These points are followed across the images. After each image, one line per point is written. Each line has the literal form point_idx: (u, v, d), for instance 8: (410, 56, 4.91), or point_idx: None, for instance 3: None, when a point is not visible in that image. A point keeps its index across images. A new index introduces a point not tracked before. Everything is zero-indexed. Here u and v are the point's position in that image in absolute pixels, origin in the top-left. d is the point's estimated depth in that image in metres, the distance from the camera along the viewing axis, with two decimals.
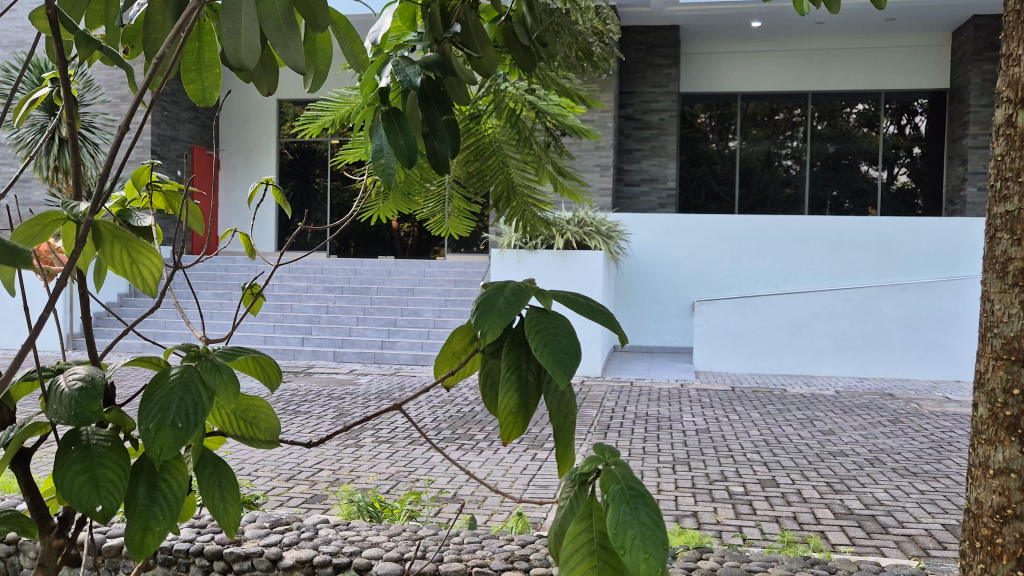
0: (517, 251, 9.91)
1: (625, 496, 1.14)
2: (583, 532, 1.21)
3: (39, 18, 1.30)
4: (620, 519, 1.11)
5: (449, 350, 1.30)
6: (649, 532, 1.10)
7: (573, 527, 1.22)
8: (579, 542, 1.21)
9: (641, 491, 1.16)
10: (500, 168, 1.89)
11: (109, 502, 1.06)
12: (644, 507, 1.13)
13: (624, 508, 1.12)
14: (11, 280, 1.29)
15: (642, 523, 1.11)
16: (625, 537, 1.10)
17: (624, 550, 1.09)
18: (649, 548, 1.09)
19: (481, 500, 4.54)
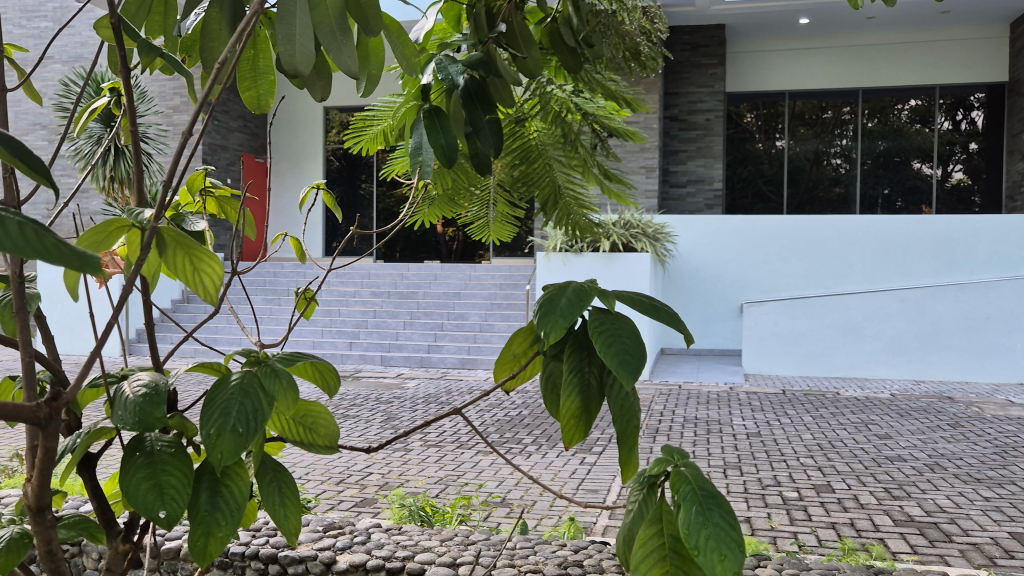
0: (563, 253, 9.88)
1: (697, 496, 1.10)
2: (654, 536, 1.18)
3: (102, 28, 1.32)
4: (692, 520, 1.07)
5: (508, 352, 1.27)
6: (724, 533, 1.07)
7: (643, 531, 1.18)
8: (650, 547, 1.18)
9: (712, 491, 1.11)
10: (546, 170, 1.86)
11: (173, 508, 1.05)
12: (718, 508, 1.09)
13: (696, 509, 1.08)
14: (76, 285, 1.30)
15: (716, 524, 1.07)
16: (699, 538, 1.07)
17: (699, 550, 1.06)
18: (726, 551, 1.06)
19: (530, 505, 4.53)
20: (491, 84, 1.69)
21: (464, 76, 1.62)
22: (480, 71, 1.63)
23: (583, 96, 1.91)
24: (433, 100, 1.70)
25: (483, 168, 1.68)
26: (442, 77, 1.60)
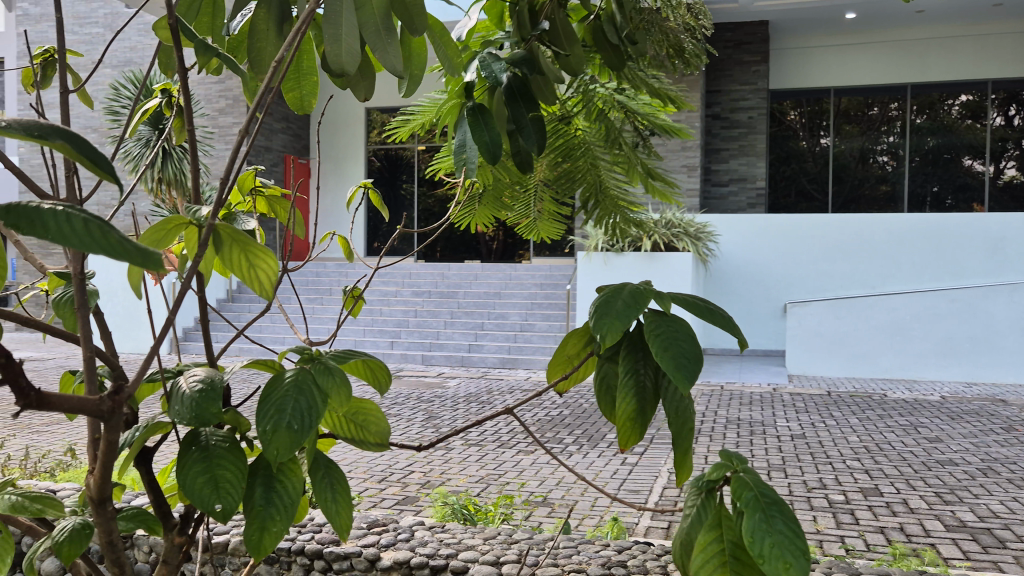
0: (604, 252, 9.84)
1: (759, 503, 1.08)
2: (713, 541, 1.14)
3: (158, 29, 1.34)
4: (756, 527, 1.05)
5: (562, 354, 1.26)
6: (788, 541, 1.05)
7: (702, 536, 1.14)
8: (710, 552, 1.14)
9: (775, 498, 1.09)
10: (589, 169, 1.86)
11: (229, 501, 1.06)
12: (781, 515, 1.06)
13: (759, 516, 1.06)
14: (138, 280, 1.33)
15: (779, 532, 1.05)
16: (763, 546, 1.04)
17: (763, 558, 1.04)
18: (790, 559, 1.03)
19: (573, 505, 4.52)
20: (533, 82, 1.68)
21: (507, 74, 1.62)
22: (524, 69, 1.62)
23: (626, 94, 1.89)
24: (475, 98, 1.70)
25: (526, 166, 1.67)
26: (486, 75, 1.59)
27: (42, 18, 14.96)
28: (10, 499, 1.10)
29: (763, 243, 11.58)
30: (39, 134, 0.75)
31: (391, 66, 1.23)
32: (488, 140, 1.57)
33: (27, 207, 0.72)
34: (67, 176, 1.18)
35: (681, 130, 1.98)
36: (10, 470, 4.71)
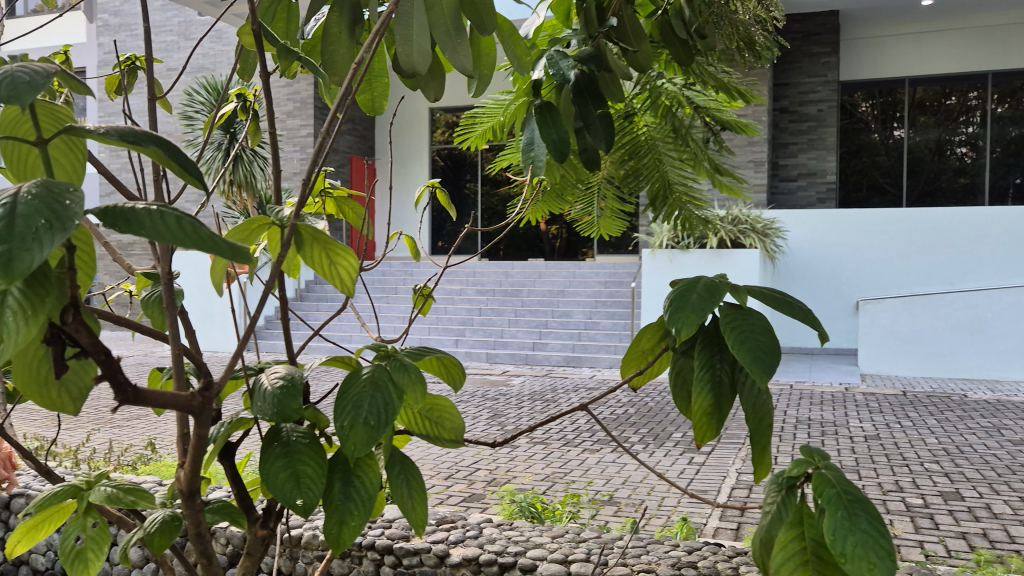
0: (670, 250, 9.72)
1: (842, 501, 1.03)
2: (794, 539, 1.12)
3: (244, 35, 1.37)
4: (838, 526, 1.01)
5: (636, 349, 1.24)
6: (874, 541, 1.01)
7: (782, 534, 1.12)
8: (791, 551, 1.11)
9: (859, 495, 1.04)
10: (656, 166, 1.83)
11: (309, 496, 1.08)
12: (865, 513, 1.02)
13: (842, 514, 1.02)
14: (220, 279, 1.37)
15: (863, 531, 1.01)
16: (846, 545, 1.01)
17: (846, 557, 1.00)
18: (875, 559, 0.99)
19: (639, 504, 4.50)
20: (601, 79, 1.66)
21: (574, 71, 1.61)
22: (591, 66, 1.62)
23: (694, 89, 1.87)
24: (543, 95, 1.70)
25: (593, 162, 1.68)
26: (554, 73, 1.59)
27: (121, 28, 15.50)
28: (105, 490, 1.10)
29: (834, 239, 11.27)
30: (135, 138, 0.78)
31: (461, 66, 1.24)
32: (555, 138, 1.57)
33: (125, 208, 0.75)
34: (155, 180, 1.22)
35: (747, 124, 1.95)
36: (96, 461, 4.91)
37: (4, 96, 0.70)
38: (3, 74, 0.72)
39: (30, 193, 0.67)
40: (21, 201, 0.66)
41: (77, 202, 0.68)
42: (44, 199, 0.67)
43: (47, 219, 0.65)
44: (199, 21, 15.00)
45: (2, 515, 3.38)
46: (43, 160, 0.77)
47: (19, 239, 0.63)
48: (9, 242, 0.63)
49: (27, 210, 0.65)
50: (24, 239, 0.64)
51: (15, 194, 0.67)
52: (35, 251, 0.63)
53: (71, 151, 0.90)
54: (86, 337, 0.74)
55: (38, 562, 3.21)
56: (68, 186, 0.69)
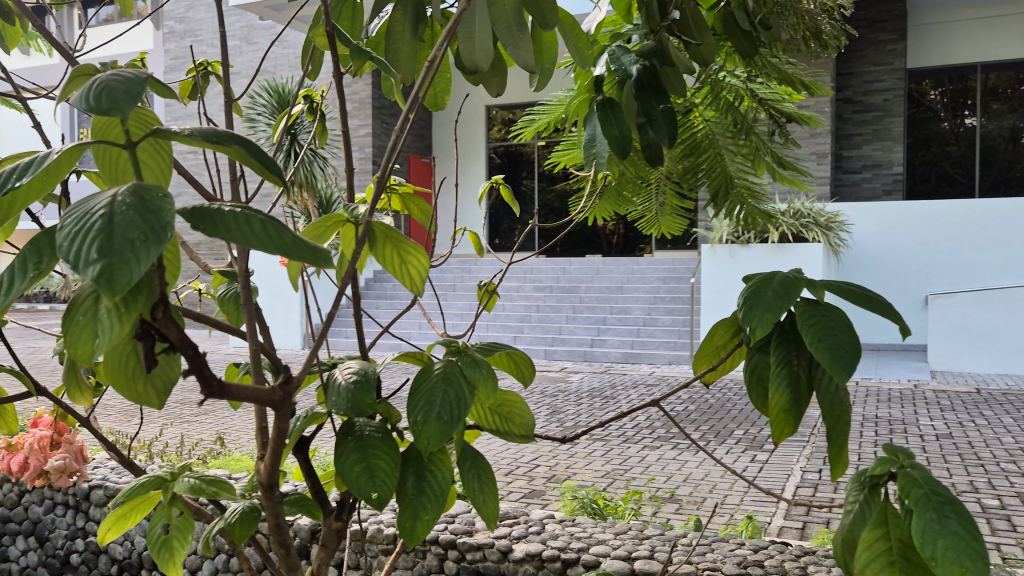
0: (730, 245, 9.60)
1: (931, 502, 0.98)
2: (879, 539, 1.05)
3: (318, 33, 1.38)
4: (926, 528, 0.96)
5: (710, 344, 1.22)
6: (966, 544, 0.96)
7: (867, 534, 1.05)
8: (875, 551, 1.05)
9: (949, 497, 0.99)
10: (718, 161, 1.80)
11: (383, 490, 1.09)
12: (956, 516, 0.97)
13: (931, 516, 0.97)
14: (296, 277, 1.41)
15: (954, 533, 0.96)
16: (935, 548, 0.96)
17: (936, 560, 0.95)
18: (967, 563, 0.95)
19: (701, 502, 4.47)
20: (664, 74, 1.64)
21: (637, 66, 1.58)
22: (655, 62, 1.59)
23: (758, 82, 1.85)
24: (605, 91, 1.68)
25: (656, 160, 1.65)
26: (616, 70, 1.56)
27: (185, 34, 15.94)
28: (188, 481, 1.13)
29: (900, 232, 10.96)
30: (219, 139, 0.81)
31: (523, 60, 1.26)
32: (619, 137, 1.55)
33: (210, 209, 0.77)
34: (233, 180, 1.25)
35: (810, 117, 1.91)
36: (169, 456, 5.07)
37: (98, 107, 0.72)
38: (95, 84, 0.74)
39: (126, 201, 0.69)
40: (117, 211, 0.68)
41: (168, 209, 0.70)
42: (139, 208, 0.69)
43: (142, 228, 0.67)
44: (260, 25, 15.32)
45: (82, 505, 3.52)
46: (132, 163, 0.80)
47: (119, 250, 0.66)
48: (108, 253, 0.66)
49: (123, 219, 0.68)
50: (122, 251, 0.66)
51: (111, 201, 0.70)
52: (134, 263, 0.65)
53: (155, 152, 0.93)
54: (175, 334, 0.77)
55: (117, 552, 3.35)
56: (159, 193, 0.71)
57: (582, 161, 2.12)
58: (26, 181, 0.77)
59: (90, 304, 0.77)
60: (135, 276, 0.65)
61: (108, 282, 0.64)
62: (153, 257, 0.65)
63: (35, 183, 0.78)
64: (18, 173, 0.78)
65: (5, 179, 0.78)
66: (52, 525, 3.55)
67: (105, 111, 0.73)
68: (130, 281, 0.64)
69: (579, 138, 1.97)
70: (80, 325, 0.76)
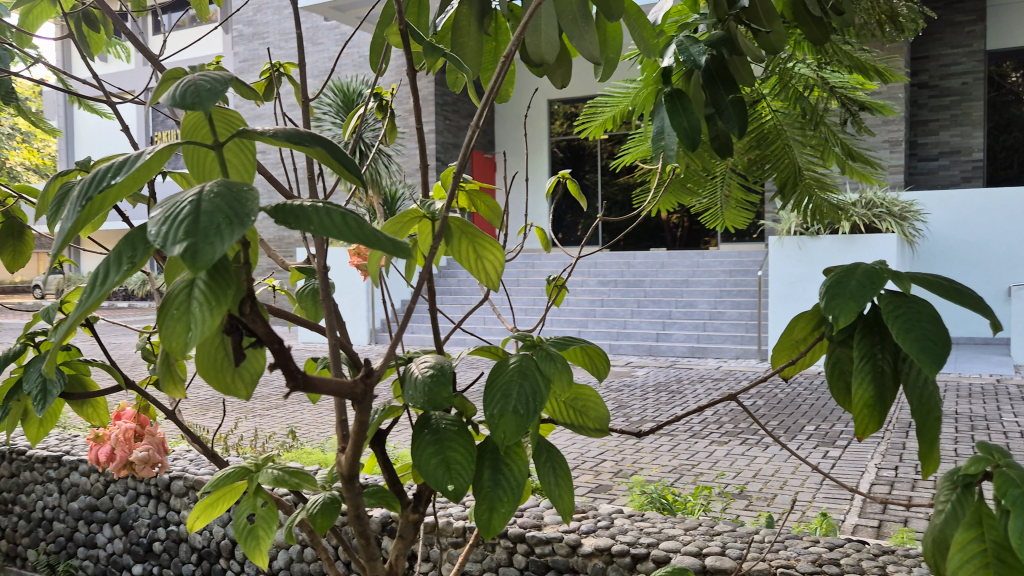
0: (799, 237, 9.37)
1: None
2: (973, 541, 1.01)
3: (392, 34, 1.38)
4: None
5: (789, 338, 1.20)
6: None
7: (959, 534, 1.02)
8: (969, 552, 1.01)
9: None
10: (786, 153, 1.76)
11: (460, 483, 1.10)
12: None
13: None
14: (378, 272, 1.45)
15: None
16: None
17: None
18: None
19: (771, 498, 4.38)
20: (732, 63, 1.60)
21: (706, 56, 1.53)
22: (723, 50, 1.53)
23: (829, 71, 1.80)
24: (673, 82, 1.64)
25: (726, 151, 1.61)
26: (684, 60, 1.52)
27: (254, 37, 16.33)
28: (272, 472, 1.17)
29: (980, 220, 10.55)
30: (300, 139, 0.82)
31: (587, 52, 1.29)
32: (688, 127, 1.51)
33: (293, 206, 0.79)
34: (310, 179, 1.29)
35: (884, 106, 1.86)
36: (244, 448, 5.23)
37: (186, 105, 0.75)
38: (184, 84, 0.77)
39: (212, 192, 0.72)
40: (202, 202, 0.70)
41: (252, 199, 0.72)
42: (226, 197, 0.71)
43: (225, 213, 0.69)
44: (325, 25, 15.58)
45: (163, 496, 3.64)
46: (219, 163, 0.82)
47: (204, 231, 0.68)
48: (193, 232, 0.68)
49: (209, 206, 0.70)
50: (208, 235, 0.68)
51: (199, 193, 0.72)
52: (215, 242, 0.67)
53: (241, 153, 0.96)
54: (261, 328, 0.79)
55: (196, 540, 3.47)
56: (244, 185, 0.74)
57: (647, 155, 2.10)
58: (120, 182, 0.80)
59: (181, 298, 0.78)
60: (215, 254, 0.67)
61: (192, 260, 0.66)
62: (234, 237, 0.67)
63: (127, 181, 0.81)
64: (114, 173, 0.81)
65: (101, 178, 0.81)
66: (136, 513, 3.69)
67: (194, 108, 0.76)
68: (210, 259, 0.66)
69: (645, 130, 1.95)
70: (174, 319, 0.77)
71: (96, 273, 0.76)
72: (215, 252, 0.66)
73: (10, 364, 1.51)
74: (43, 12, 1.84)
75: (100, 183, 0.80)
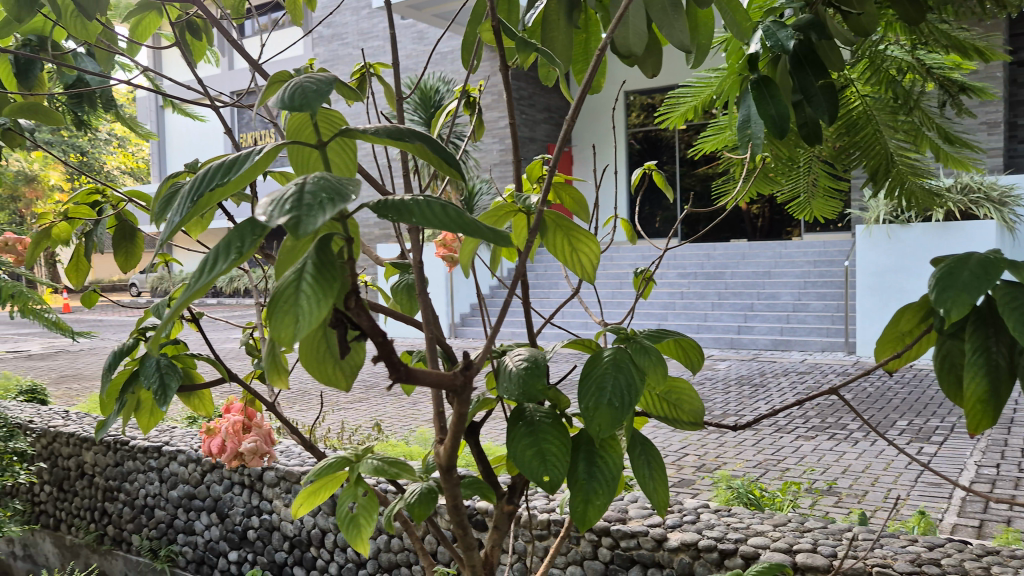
0: (888, 225, 9.03)
1: None
2: None
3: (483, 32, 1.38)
4: None
5: (895, 329, 1.16)
6: None
7: None
8: None
9: None
10: (878, 140, 1.69)
11: (555, 474, 1.11)
12: None
13: None
14: (470, 264, 1.48)
15: None
16: None
17: None
18: None
19: (862, 495, 4.26)
20: (821, 48, 1.54)
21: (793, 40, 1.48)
22: (811, 34, 1.48)
23: (926, 51, 1.70)
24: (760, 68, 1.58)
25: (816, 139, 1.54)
26: (771, 45, 1.45)
27: (334, 37, 16.67)
28: (372, 462, 1.20)
29: None
30: (400, 135, 0.84)
31: (677, 40, 1.27)
32: (775, 114, 1.45)
33: (393, 199, 0.80)
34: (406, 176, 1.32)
35: (983, 88, 1.76)
36: (331, 440, 5.37)
37: (294, 102, 0.77)
38: (291, 86, 0.80)
39: (317, 181, 0.74)
40: (308, 189, 0.73)
41: (355, 187, 0.74)
42: (332, 187, 0.74)
43: (331, 197, 0.72)
44: (402, 23, 15.78)
45: (256, 486, 3.77)
46: (322, 160, 0.84)
47: (312, 215, 0.71)
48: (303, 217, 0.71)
49: (314, 192, 0.72)
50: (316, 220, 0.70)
51: (306, 185, 0.75)
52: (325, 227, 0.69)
53: (343, 152, 0.99)
54: (365, 321, 0.81)
55: (288, 529, 3.59)
56: (349, 177, 0.76)
57: (730, 145, 2.06)
58: (228, 178, 0.83)
59: (290, 290, 0.80)
60: None
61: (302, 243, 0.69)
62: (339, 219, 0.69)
63: (235, 178, 0.84)
64: (223, 170, 0.85)
65: (210, 176, 0.85)
66: (231, 502, 3.83)
67: (300, 109, 0.79)
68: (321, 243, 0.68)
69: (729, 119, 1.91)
70: (282, 310, 0.79)
71: (204, 259, 0.78)
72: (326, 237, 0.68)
73: (124, 358, 1.58)
74: (151, 23, 1.93)
75: (210, 180, 0.83)
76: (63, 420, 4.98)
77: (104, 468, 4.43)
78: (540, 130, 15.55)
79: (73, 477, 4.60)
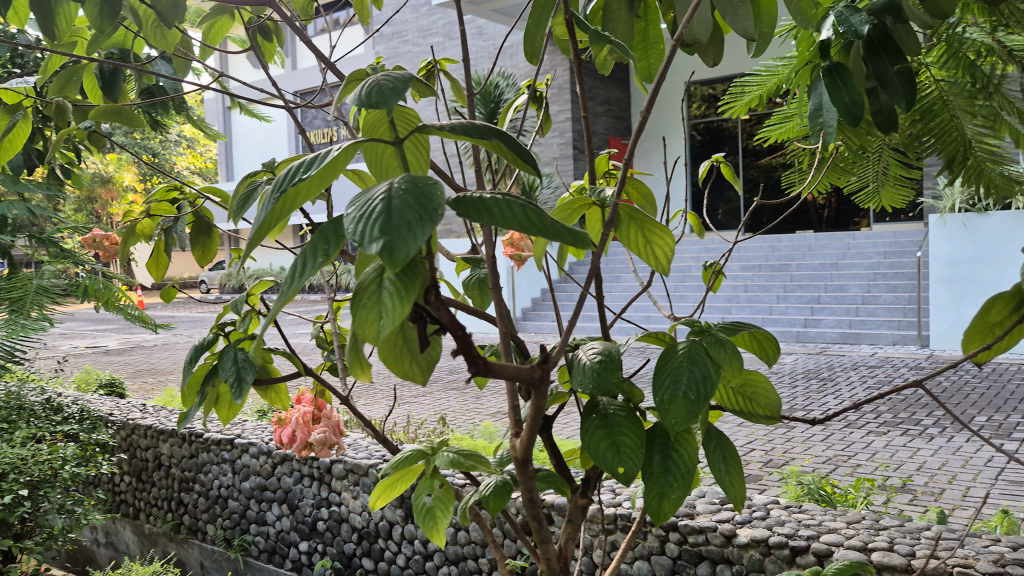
0: (963, 213, 8.70)
1: None
2: None
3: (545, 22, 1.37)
4: None
5: (984, 320, 1.14)
6: None
7: None
8: None
9: None
10: (955, 128, 1.64)
11: (630, 466, 1.11)
12: None
13: None
14: (540, 254, 1.48)
15: None
16: None
17: None
18: None
19: (938, 492, 4.14)
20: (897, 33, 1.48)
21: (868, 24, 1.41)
22: (886, 18, 1.41)
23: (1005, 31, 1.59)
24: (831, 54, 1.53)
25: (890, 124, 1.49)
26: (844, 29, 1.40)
27: (395, 35, 16.82)
28: (448, 455, 1.21)
29: None
30: (477, 132, 0.85)
31: (742, 27, 1.25)
32: (850, 101, 1.40)
33: (473, 197, 0.81)
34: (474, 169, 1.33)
35: None
36: (398, 433, 5.45)
37: (372, 101, 0.78)
38: (369, 83, 0.81)
39: (401, 187, 0.76)
40: (393, 197, 0.74)
41: (438, 192, 0.75)
42: (414, 193, 0.75)
43: (417, 209, 0.73)
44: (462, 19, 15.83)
45: (326, 478, 3.84)
46: (400, 158, 0.86)
47: (398, 226, 0.72)
48: (388, 231, 0.72)
49: (400, 203, 0.73)
50: (400, 229, 0.72)
51: (389, 189, 0.76)
52: (409, 240, 0.71)
53: (418, 150, 1.00)
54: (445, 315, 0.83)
55: (357, 520, 3.66)
56: (429, 179, 0.77)
57: (798, 134, 2.01)
58: (312, 177, 0.84)
59: (372, 288, 0.82)
60: (410, 250, 0.70)
61: (390, 255, 0.70)
62: (425, 233, 0.70)
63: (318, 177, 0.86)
64: (305, 168, 0.86)
65: (293, 175, 0.86)
66: (301, 494, 3.92)
67: (379, 107, 0.80)
68: (407, 256, 0.70)
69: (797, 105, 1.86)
70: (365, 308, 0.81)
71: (293, 261, 0.80)
72: (412, 252, 0.70)
73: (205, 353, 1.63)
74: (223, 26, 1.96)
75: (292, 178, 0.85)
76: (141, 413, 5.16)
77: (180, 460, 4.56)
78: (600, 123, 15.45)
79: (151, 468, 4.76)
